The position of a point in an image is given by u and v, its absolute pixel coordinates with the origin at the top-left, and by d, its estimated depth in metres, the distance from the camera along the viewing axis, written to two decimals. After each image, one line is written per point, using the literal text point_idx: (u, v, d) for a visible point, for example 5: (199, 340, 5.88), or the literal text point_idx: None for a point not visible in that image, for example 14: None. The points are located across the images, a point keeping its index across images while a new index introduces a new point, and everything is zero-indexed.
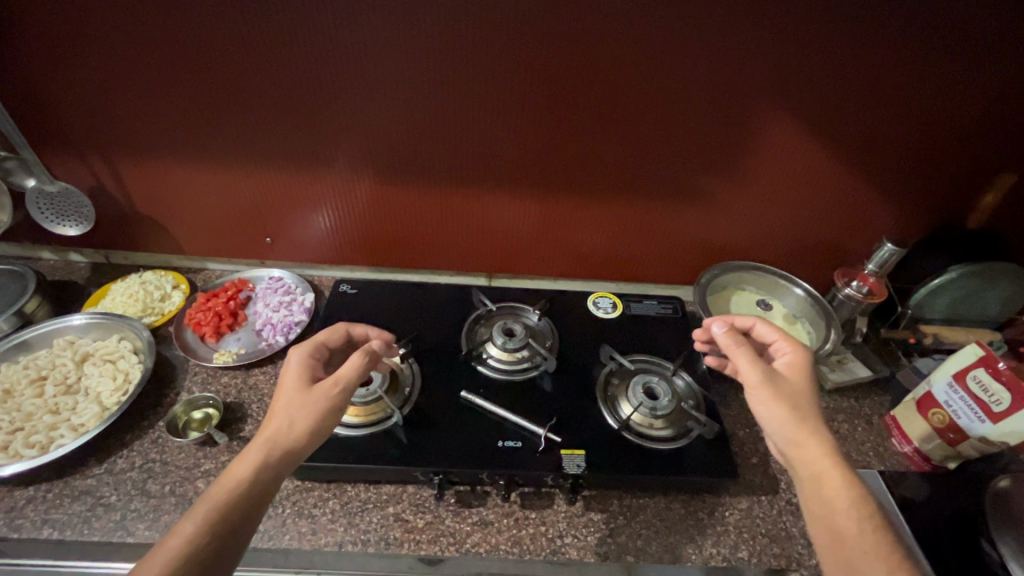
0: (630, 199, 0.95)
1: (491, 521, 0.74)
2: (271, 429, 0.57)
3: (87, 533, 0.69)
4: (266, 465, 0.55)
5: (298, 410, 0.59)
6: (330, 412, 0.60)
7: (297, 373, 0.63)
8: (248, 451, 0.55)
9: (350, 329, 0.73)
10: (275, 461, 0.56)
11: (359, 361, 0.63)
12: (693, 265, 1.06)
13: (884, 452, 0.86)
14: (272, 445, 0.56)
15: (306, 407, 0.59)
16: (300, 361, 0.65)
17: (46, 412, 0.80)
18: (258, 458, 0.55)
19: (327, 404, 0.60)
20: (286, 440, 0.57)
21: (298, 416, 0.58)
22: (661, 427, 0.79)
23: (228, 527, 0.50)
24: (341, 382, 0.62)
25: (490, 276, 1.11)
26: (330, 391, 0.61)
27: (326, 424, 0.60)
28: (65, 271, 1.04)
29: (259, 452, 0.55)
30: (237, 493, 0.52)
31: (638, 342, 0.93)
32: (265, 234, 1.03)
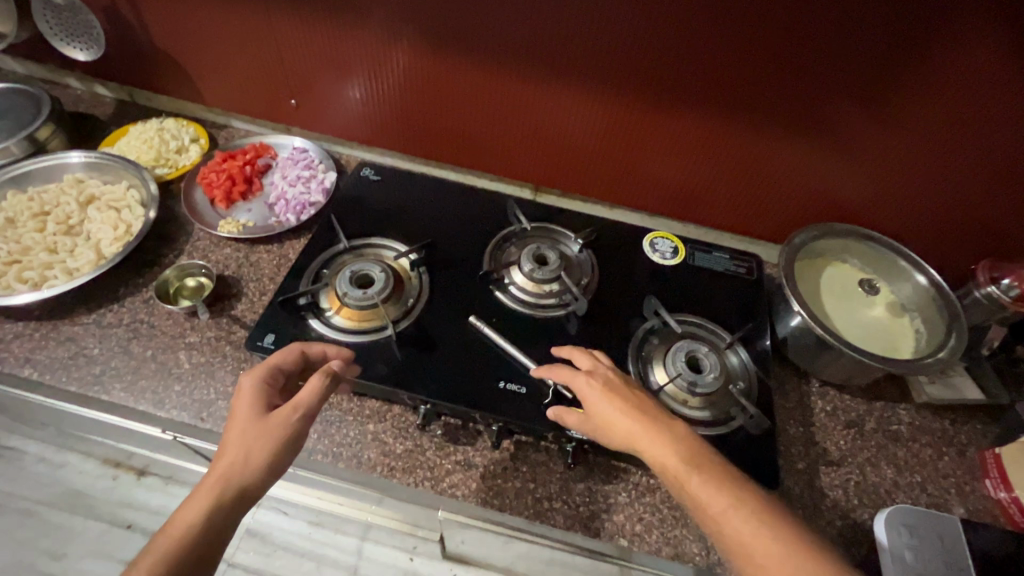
0: (725, 118, 0.74)
1: (476, 464, 0.65)
2: (217, 474, 0.48)
3: (65, 381, 0.67)
4: (212, 520, 0.46)
5: (253, 445, 0.49)
6: (287, 448, 0.50)
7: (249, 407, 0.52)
8: (195, 495, 0.47)
9: (306, 347, 0.59)
10: (222, 513, 0.47)
11: (318, 385, 0.53)
12: (786, 219, 0.85)
13: (968, 492, 0.69)
14: (219, 496, 0.47)
15: (262, 441, 0.49)
16: (252, 390, 0.53)
17: (44, 249, 0.76)
18: (203, 515, 0.46)
19: (284, 441, 0.50)
20: (236, 489, 0.47)
21: (250, 454, 0.49)
22: (697, 407, 0.65)
23: None
24: (300, 410, 0.52)
25: (535, 190, 0.95)
26: (289, 427, 0.51)
27: (285, 464, 0.50)
28: (90, 104, 0.96)
29: (204, 504, 0.46)
30: (183, 549, 0.45)
31: (694, 300, 0.76)
32: (290, 95, 0.90)
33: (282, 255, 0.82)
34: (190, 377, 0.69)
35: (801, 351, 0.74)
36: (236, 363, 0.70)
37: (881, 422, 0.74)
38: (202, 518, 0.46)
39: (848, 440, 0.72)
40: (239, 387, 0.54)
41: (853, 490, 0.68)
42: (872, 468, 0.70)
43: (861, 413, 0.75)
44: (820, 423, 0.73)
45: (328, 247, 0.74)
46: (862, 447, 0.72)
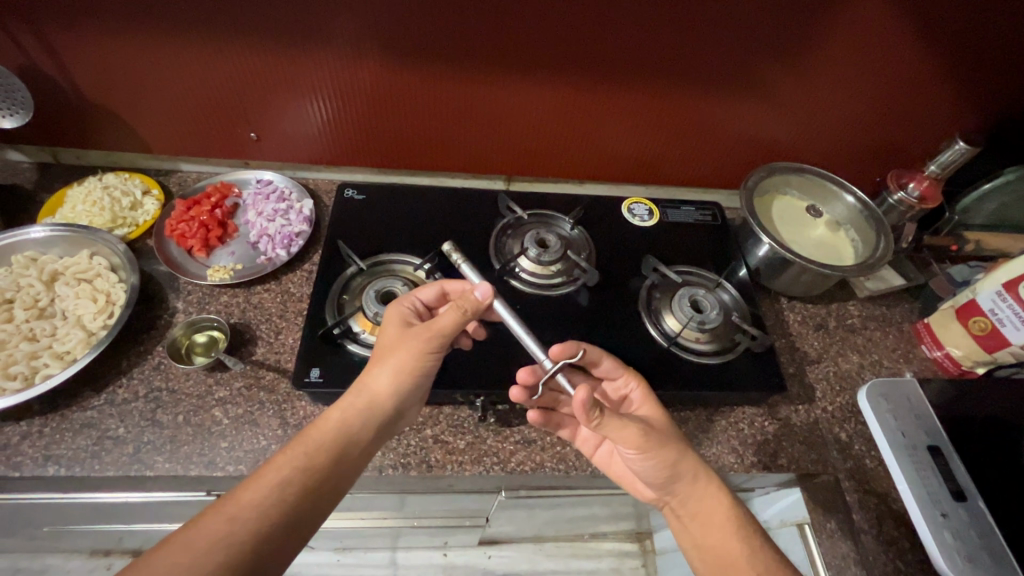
0: (678, 88, 0.83)
1: (534, 439, 0.72)
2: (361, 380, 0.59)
3: (98, 468, 0.63)
4: (352, 415, 0.57)
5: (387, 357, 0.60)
6: (418, 361, 0.60)
7: (388, 324, 0.63)
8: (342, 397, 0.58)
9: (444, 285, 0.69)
10: (357, 414, 0.57)
11: (455, 311, 0.61)
12: (734, 166, 0.97)
13: (912, 357, 0.87)
14: (361, 396, 0.58)
15: (395, 354, 0.60)
16: (393, 314, 0.64)
17: (22, 339, 0.70)
18: (347, 411, 0.57)
19: (414, 354, 0.59)
20: (373, 392, 0.58)
21: (385, 363, 0.60)
22: (707, 342, 0.75)
23: (319, 472, 0.53)
24: (431, 327, 0.60)
25: (508, 180, 1.00)
26: (423, 344, 0.60)
27: (413, 377, 0.60)
28: (6, 172, 0.87)
29: (346, 404, 0.57)
30: (326, 439, 0.54)
31: (679, 251, 0.86)
32: (248, 128, 0.87)
33: (283, 291, 0.81)
34: (234, 431, 0.68)
35: (771, 276, 0.86)
36: (277, 406, 0.70)
37: (839, 319, 0.90)
38: (346, 412, 0.57)
39: (819, 341, 0.86)
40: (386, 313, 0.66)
41: (833, 379, 0.82)
42: (842, 358, 0.85)
43: (823, 316, 0.90)
44: (796, 332, 0.87)
45: (339, 274, 0.75)
46: (830, 343, 0.86)
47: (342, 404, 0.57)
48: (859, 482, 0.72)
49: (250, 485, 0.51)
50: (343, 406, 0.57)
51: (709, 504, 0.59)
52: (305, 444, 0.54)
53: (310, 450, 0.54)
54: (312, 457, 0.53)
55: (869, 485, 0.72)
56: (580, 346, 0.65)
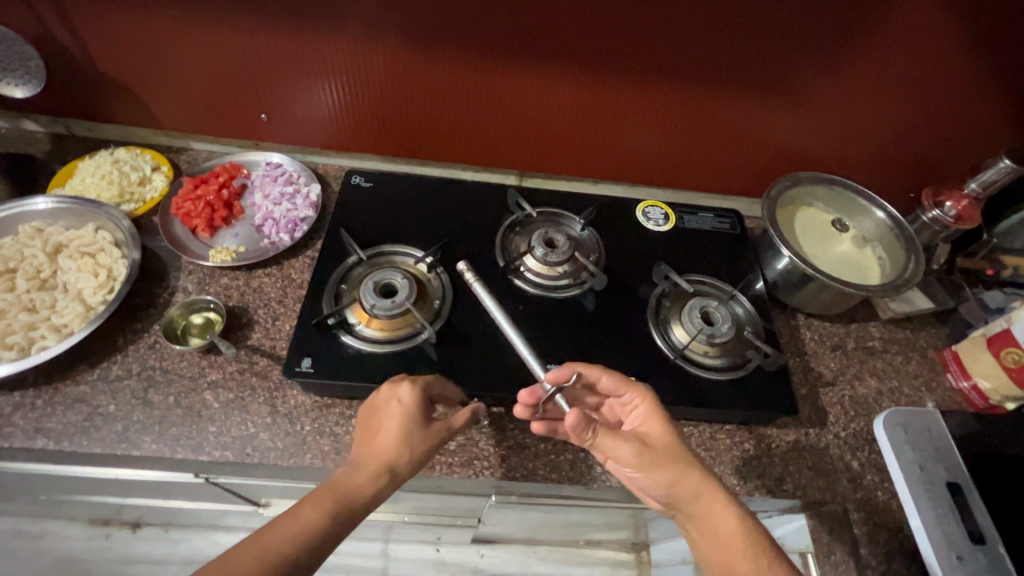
0: (703, 88, 0.80)
1: (528, 445, 0.69)
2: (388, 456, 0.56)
3: (87, 445, 0.63)
4: (369, 497, 0.54)
5: (417, 444, 0.58)
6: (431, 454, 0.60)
7: (410, 411, 0.58)
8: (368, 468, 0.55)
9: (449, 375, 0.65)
10: (371, 497, 0.54)
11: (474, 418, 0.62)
12: (757, 173, 0.93)
13: (935, 386, 0.81)
14: (384, 477, 0.55)
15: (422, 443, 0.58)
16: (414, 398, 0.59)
17: (21, 309, 0.70)
18: (366, 491, 0.54)
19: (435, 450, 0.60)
20: (390, 474, 0.56)
21: (413, 449, 0.57)
22: (717, 356, 0.72)
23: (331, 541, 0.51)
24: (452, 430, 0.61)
25: (521, 175, 0.97)
26: (438, 443, 0.60)
27: (417, 470, 0.59)
28: (20, 142, 0.87)
29: (372, 480, 0.55)
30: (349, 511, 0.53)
31: (693, 259, 0.82)
32: (259, 110, 0.86)
33: (283, 276, 0.79)
34: (223, 415, 0.67)
35: (789, 292, 0.82)
36: (268, 393, 0.69)
37: (859, 340, 0.85)
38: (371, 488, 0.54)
39: (836, 362, 0.82)
40: (396, 389, 0.60)
41: (848, 404, 0.78)
42: (860, 382, 0.80)
43: (841, 336, 0.85)
44: (812, 351, 0.83)
45: (339, 262, 0.73)
46: (847, 365, 0.82)
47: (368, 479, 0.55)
48: (870, 515, 0.68)
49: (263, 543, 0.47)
50: (359, 483, 0.54)
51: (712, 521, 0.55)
52: (321, 514, 0.51)
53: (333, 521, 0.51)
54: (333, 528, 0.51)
55: (880, 518, 0.68)
56: (574, 369, 0.63)
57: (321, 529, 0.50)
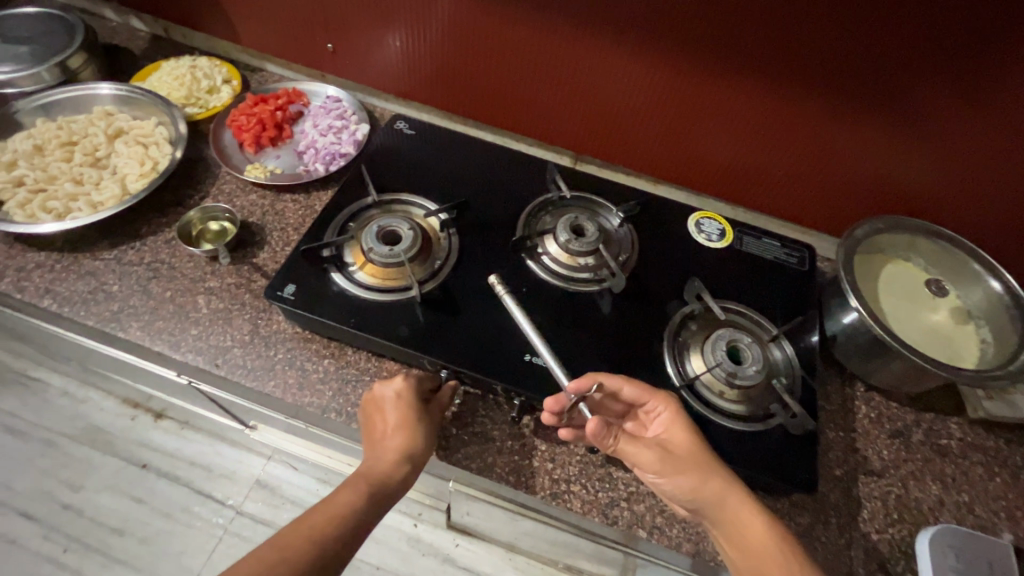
0: (798, 94, 0.67)
1: (494, 438, 0.63)
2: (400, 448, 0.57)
3: (83, 315, 0.66)
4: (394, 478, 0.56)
5: (422, 434, 0.58)
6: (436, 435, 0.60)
7: (409, 404, 0.58)
8: (385, 459, 0.56)
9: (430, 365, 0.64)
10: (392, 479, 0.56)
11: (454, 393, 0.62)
12: (848, 209, 0.78)
13: (1020, 518, 0.63)
14: (403, 463, 0.56)
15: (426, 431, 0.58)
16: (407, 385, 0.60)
17: (70, 179, 0.75)
18: (389, 473, 0.56)
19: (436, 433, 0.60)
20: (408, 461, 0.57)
21: (420, 438, 0.58)
22: (734, 400, 0.60)
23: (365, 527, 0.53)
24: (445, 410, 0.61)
25: (575, 158, 0.88)
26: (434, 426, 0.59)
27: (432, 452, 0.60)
28: (124, 36, 0.94)
29: (391, 470, 0.56)
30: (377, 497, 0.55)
31: (739, 287, 0.71)
32: (326, 38, 0.86)
33: (308, 206, 0.79)
34: (208, 322, 0.67)
35: (850, 353, 0.68)
36: (255, 312, 0.68)
37: (929, 434, 0.68)
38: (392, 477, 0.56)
39: (892, 451, 0.66)
40: (392, 381, 0.60)
41: (892, 504, 0.62)
42: (915, 483, 0.64)
43: (909, 424, 0.69)
44: (863, 431, 0.67)
45: (356, 200, 0.71)
46: (907, 459, 0.66)
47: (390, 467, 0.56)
48: None
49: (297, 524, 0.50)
50: (382, 469, 0.56)
51: (737, 537, 0.49)
52: (354, 496, 0.53)
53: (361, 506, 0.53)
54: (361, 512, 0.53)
55: None
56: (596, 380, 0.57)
57: (358, 508, 0.53)
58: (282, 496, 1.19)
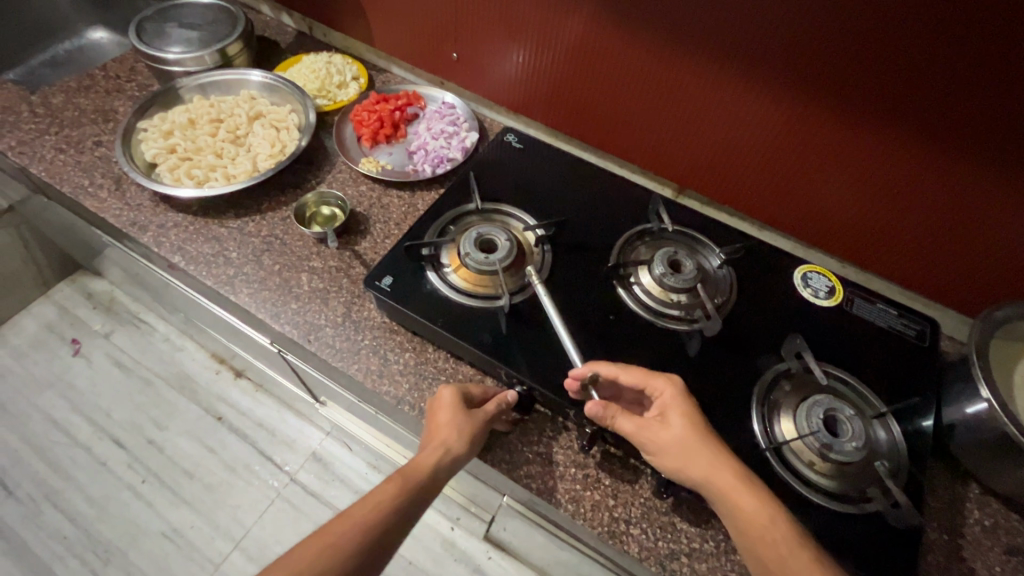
0: (938, 155, 0.61)
1: (557, 461, 0.62)
2: (440, 440, 0.56)
3: (204, 275, 0.72)
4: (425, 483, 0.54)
5: (465, 428, 0.57)
6: (483, 435, 0.58)
7: (454, 399, 0.59)
8: (425, 451, 0.56)
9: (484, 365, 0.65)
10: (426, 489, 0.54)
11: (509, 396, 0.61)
12: (977, 287, 0.70)
13: None
14: (440, 455, 0.55)
15: (470, 426, 0.57)
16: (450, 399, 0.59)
17: (212, 152, 0.83)
18: (417, 476, 0.54)
19: (483, 431, 0.58)
20: (448, 454, 0.55)
21: (462, 433, 0.56)
22: (825, 475, 0.55)
23: (400, 521, 0.52)
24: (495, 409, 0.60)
25: (678, 190, 0.86)
26: (477, 441, 0.57)
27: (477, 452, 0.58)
28: (275, 31, 1.04)
29: (430, 463, 0.55)
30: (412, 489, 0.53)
31: (844, 353, 0.65)
32: (452, 49, 0.90)
33: (411, 203, 0.82)
34: (307, 299, 0.71)
35: (968, 448, 0.60)
36: (350, 296, 0.72)
37: None
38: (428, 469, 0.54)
39: (1007, 570, 0.57)
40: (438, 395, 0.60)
41: None
42: None
43: None
44: (972, 539, 0.59)
45: (459, 205, 0.73)
46: None
47: (428, 457, 0.55)
48: None
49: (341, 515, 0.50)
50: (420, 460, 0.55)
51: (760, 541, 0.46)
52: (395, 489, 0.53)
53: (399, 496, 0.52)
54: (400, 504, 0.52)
55: None
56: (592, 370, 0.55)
57: (382, 519, 0.51)
58: (333, 472, 1.24)
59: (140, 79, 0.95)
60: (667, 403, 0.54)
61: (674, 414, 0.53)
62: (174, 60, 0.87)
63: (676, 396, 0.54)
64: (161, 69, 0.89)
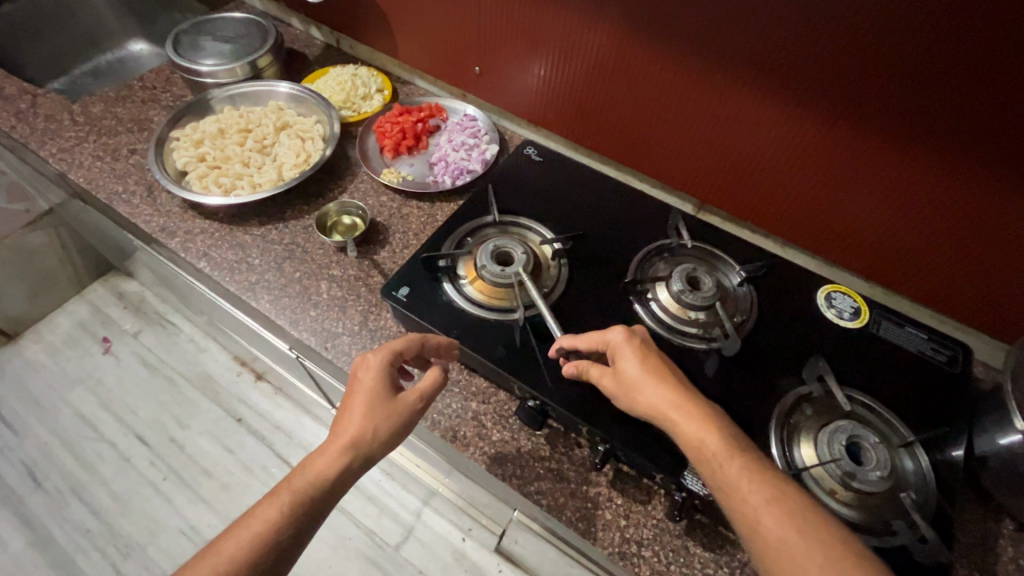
0: (969, 174, 0.59)
1: (569, 479, 0.61)
2: (349, 436, 0.50)
3: (227, 281, 0.74)
4: (346, 472, 0.50)
5: (382, 420, 0.52)
6: (405, 427, 0.53)
7: (372, 387, 0.53)
8: (333, 445, 0.50)
9: (426, 338, 0.58)
10: (363, 464, 0.51)
11: (438, 378, 0.56)
12: (1012, 313, 0.67)
13: None
14: (349, 452, 0.50)
15: (389, 417, 0.52)
16: (379, 366, 0.54)
17: (239, 161, 0.86)
18: (334, 465, 0.49)
19: (405, 423, 0.53)
20: (358, 452, 0.50)
21: (378, 428, 0.51)
22: (848, 506, 0.53)
23: (300, 525, 0.48)
24: (423, 399, 0.54)
25: (698, 206, 0.86)
26: (394, 433, 0.52)
27: (393, 446, 0.53)
28: (304, 44, 1.07)
29: (337, 460, 0.49)
30: (316, 491, 0.48)
31: (869, 376, 0.63)
32: (474, 63, 0.91)
33: (430, 214, 0.83)
34: (325, 307, 0.72)
35: (1002, 481, 0.57)
36: (367, 305, 0.73)
37: None
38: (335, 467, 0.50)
39: None
40: (364, 361, 0.55)
41: None
42: None
43: None
44: None
45: (477, 217, 0.74)
46: None
47: (333, 454, 0.50)
48: None
49: (240, 523, 0.47)
50: (326, 457, 0.50)
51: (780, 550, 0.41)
52: (294, 490, 0.48)
53: (300, 498, 0.48)
54: (302, 508, 0.48)
55: None
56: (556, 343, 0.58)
57: (284, 522, 0.47)
58: None
59: (175, 89, 0.99)
60: (619, 345, 0.53)
61: (628, 356, 0.52)
62: (207, 72, 0.90)
63: (627, 338, 0.53)
64: (194, 80, 0.92)
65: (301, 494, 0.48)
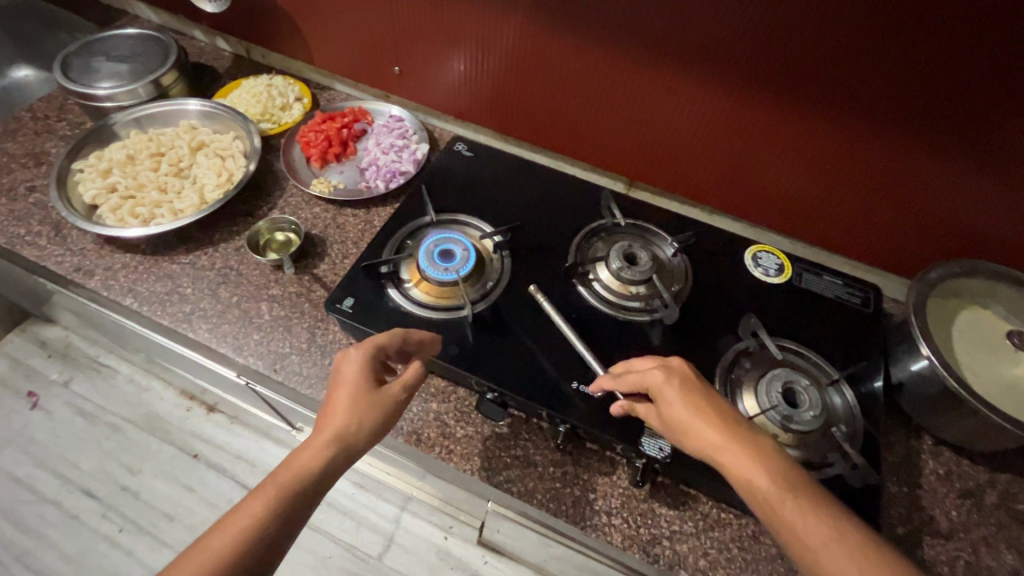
0: (862, 128, 0.64)
1: (536, 463, 0.63)
2: (334, 430, 0.50)
3: (159, 314, 0.70)
4: (331, 467, 0.49)
5: (367, 412, 0.51)
6: (390, 419, 0.53)
7: (355, 381, 0.52)
8: (318, 440, 0.49)
9: (408, 335, 0.58)
10: (348, 457, 0.50)
11: (422, 372, 0.56)
12: (912, 251, 0.74)
13: None
14: (334, 446, 0.49)
15: (374, 409, 0.52)
16: (362, 359, 0.54)
17: (156, 188, 0.81)
18: (319, 459, 0.48)
19: (389, 415, 0.53)
20: (342, 446, 0.50)
21: (363, 421, 0.51)
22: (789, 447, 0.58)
23: (286, 522, 0.46)
24: (407, 391, 0.55)
25: (629, 184, 0.88)
26: (379, 425, 0.52)
27: (378, 438, 0.53)
28: (210, 56, 1.02)
29: (322, 455, 0.49)
30: (302, 487, 0.47)
31: (796, 326, 0.68)
32: (393, 63, 0.90)
33: (367, 221, 0.82)
34: (269, 328, 0.70)
35: (917, 404, 0.63)
36: (313, 321, 0.71)
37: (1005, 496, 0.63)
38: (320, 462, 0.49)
39: (961, 512, 0.61)
40: (346, 355, 0.54)
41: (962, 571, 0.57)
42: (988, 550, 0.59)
43: (982, 484, 0.63)
44: (929, 488, 0.63)
45: (415, 219, 0.74)
46: (978, 524, 0.60)
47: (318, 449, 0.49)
48: None
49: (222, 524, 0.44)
50: (311, 452, 0.49)
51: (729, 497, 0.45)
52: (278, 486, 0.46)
53: (285, 495, 0.46)
54: (288, 505, 0.46)
55: None
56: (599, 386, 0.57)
57: (271, 520, 0.45)
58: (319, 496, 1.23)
59: (71, 117, 0.92)
60: (659, 388, 0.51)
61: (671, 401, 0.49)
62: (106, 96, 0.84)
63: (667, 381, 0.50)
64: (93, 106, 0.86)
65: (284, 492, 0.46)
